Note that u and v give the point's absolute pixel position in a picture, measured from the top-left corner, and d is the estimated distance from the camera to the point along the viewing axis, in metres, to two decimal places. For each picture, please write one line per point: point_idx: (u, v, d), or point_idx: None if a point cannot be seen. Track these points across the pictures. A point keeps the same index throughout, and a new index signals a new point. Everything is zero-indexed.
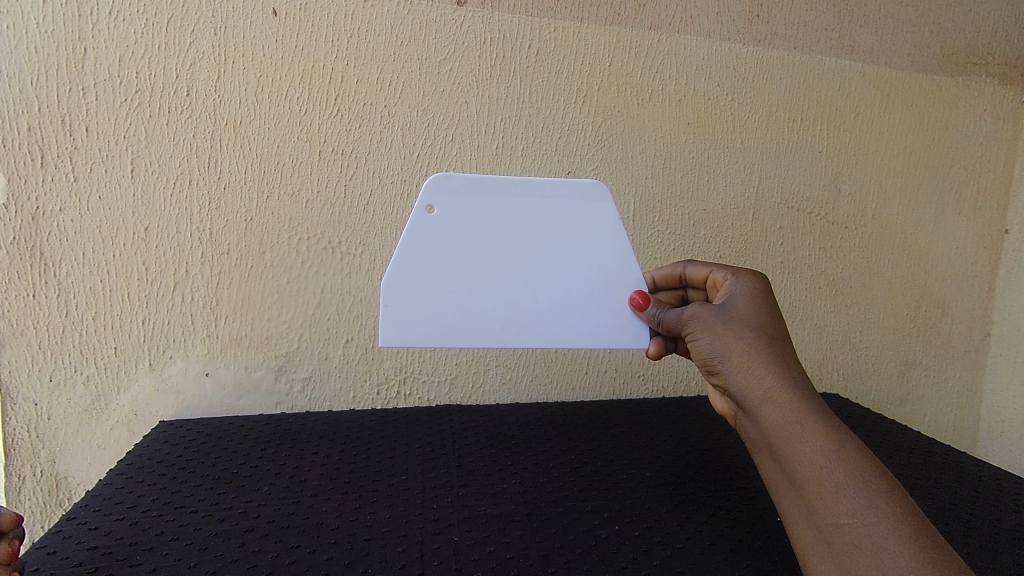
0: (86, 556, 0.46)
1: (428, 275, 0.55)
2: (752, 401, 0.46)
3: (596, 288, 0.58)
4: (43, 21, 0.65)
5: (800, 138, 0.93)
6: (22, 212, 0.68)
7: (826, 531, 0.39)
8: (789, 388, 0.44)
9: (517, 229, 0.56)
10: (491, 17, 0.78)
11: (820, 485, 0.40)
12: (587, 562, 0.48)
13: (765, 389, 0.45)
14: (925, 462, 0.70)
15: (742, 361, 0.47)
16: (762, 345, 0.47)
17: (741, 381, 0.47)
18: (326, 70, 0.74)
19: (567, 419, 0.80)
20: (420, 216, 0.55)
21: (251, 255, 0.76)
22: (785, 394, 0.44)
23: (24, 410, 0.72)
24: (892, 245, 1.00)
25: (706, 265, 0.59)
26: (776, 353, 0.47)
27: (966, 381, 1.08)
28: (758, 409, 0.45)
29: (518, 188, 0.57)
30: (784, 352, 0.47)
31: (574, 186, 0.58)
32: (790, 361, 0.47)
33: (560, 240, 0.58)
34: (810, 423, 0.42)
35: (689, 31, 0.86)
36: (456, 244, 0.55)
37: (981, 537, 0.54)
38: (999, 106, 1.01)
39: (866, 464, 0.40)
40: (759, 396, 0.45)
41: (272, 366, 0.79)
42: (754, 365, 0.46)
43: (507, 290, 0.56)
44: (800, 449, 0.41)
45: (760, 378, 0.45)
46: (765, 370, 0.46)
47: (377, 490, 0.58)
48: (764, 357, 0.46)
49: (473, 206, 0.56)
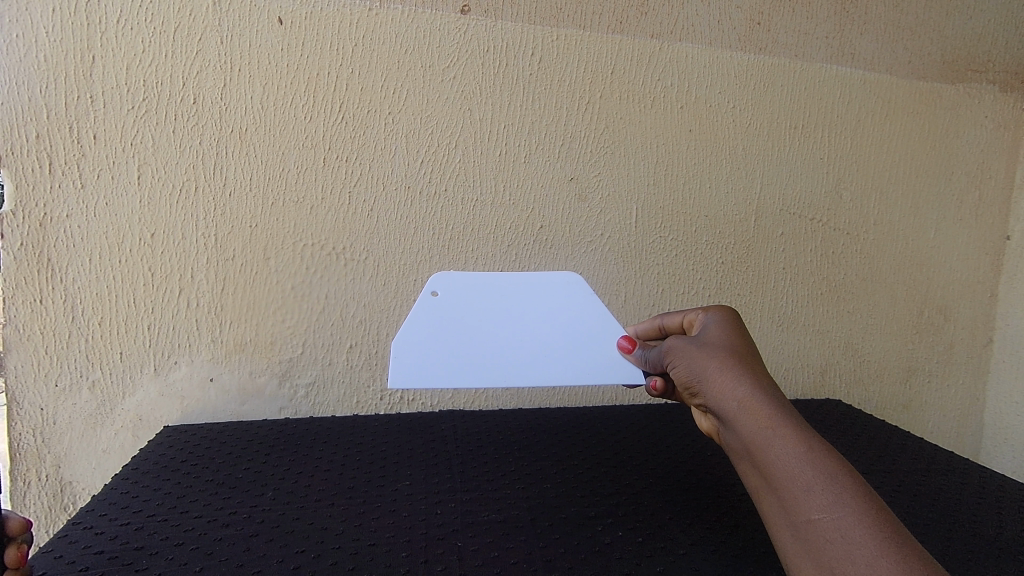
0: (93, 560, 0.46)
1: (433, 345, 0.57)
2: (727, 412, 0.46)
3: (587, 341, 0.60)
4: (52, 29, 0.66)
5: (801, 145, 0.93)
6: (30, 219, 0.69)
7: (800, 529, 0.39)
8: (760, 396, 0.45)
9: (511, 307, 0.60)
10: (494, 25, 0.79)
11: (792, 484, 0.40)
12: (590, 567, 0.48)
13: (738, 400, 0.45)
14: (929, 469, 0.70)
15: (715, 376, 0.48)
16: (733, 360, 0.48)
17: (716, 395, 0.47)
18: (331, 79, 0.75)
19: (570, 425, 0.80)
20: (425, 300, 0.58)
21: (256, 260, 0.76)
22: (756, 402, 0.44)
23: (30, 415, 0.73)
24: (893, 253, 1.00)
25: (680, 311, 0.60)
26: (747, 366, 0.48)
27: (969, 387, 1.08)
28: (733, 421, 0.45)
29: (508, 278, 0.61)
30: (755, 366, 0.48)
31: (559, 273, 0.62)
32: (761, 374, 0.47)
33: (551, 311, 0.61)
34: (780, 427, 0.42)
35: (691, 40, 0.87)
36: (458, 320, 0.58)
37: (985, 543, 0.54)
38: (999, 113, 1.02)
39: (833, 462, 0.40)
40: (732, 408, 0.46)
41: (276, 371, 0.79)
42: (726, 378, 0.47)
43: (507, 351, 0.58)
44: (772, 453, 0.42)
45: (732, 389, 0.46)
46: (737, 382, 0.46)
47: (381, 495, 0.58)
48: (736, 370, 0.47)
49: (473, 294, 0.60)
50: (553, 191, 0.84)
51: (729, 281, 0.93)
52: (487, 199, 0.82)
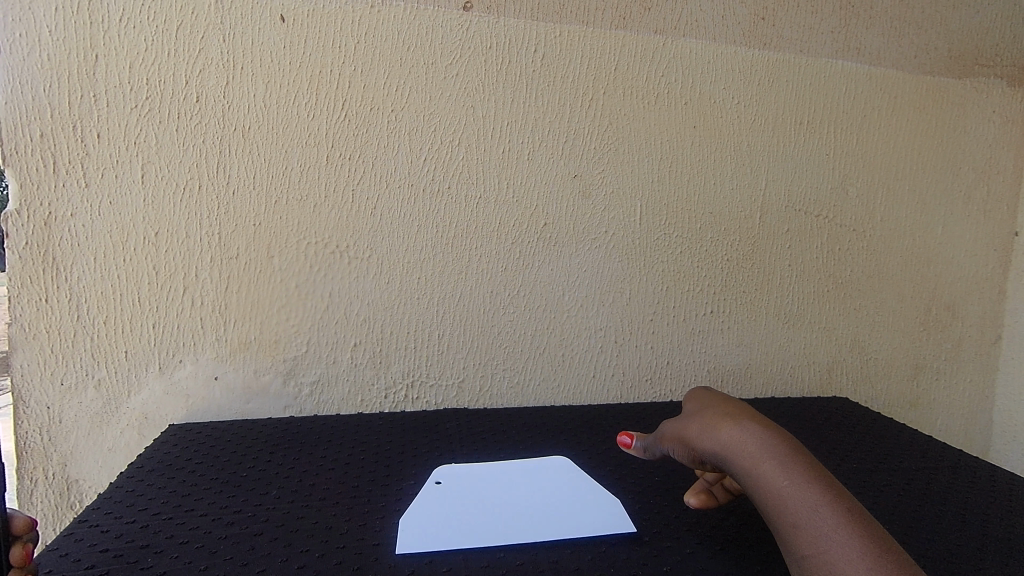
0: (99, 558, 0.46)
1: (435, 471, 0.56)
2: (716, 460, 0.46)
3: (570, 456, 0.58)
4: (55, 28, 0.67)
5: (806, 140, 0.93)
6: (35, 218, 0.69)
7: (800, 565, 0.38)
8: (740, 435, 0.45)
9: None
10: (498, 21, 0.79)
11: (783, 520, 0.40)
12: (596, 567, 0.48)
13: (721, 446, 0.45)
14: (937, 467, 0.70)
15: (699, 428, 0.48)
16: (713, 412, 0.49)
17: (703, 446, 0.47)
18: (333, 76, 0.75)
19: (574, 424, 0.79)
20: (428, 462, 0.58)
21: (260, 259, 0.76)
22: (736, 442, 0.44)
23: (36, 414, 0.73)
24: (899, 248, 0.99)
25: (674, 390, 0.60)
26: (726, 411, 0.48)
27: (978, 383, 1.07)
28: (726, 467, 0.45)
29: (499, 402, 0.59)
30: (737, 408, 0.48)
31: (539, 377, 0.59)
32: (746, 413, 0.47)
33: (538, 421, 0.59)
34: (761, 463, 0.42)
35: (695, 35, 0.86)
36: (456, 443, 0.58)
37: (995, 542, 0.54)
38: (1007, 108, 1.01)
39: (817, 488, 0.40)
40: (720, 455, 0.45)
41: (280, 369, 0.79)
42: (707, 428, 0.47)
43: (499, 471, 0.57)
44: (759, 492, 0.42)
45: (714, 436, 0.46)
46: (716, 429, 0.46)
47: (385, 495, 0.58)
48: (716, 417, 0.48)
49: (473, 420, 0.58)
50: (557, 188, 0.84)
51: (734, 278, 0.92)
52: (490, 196, 0.82)
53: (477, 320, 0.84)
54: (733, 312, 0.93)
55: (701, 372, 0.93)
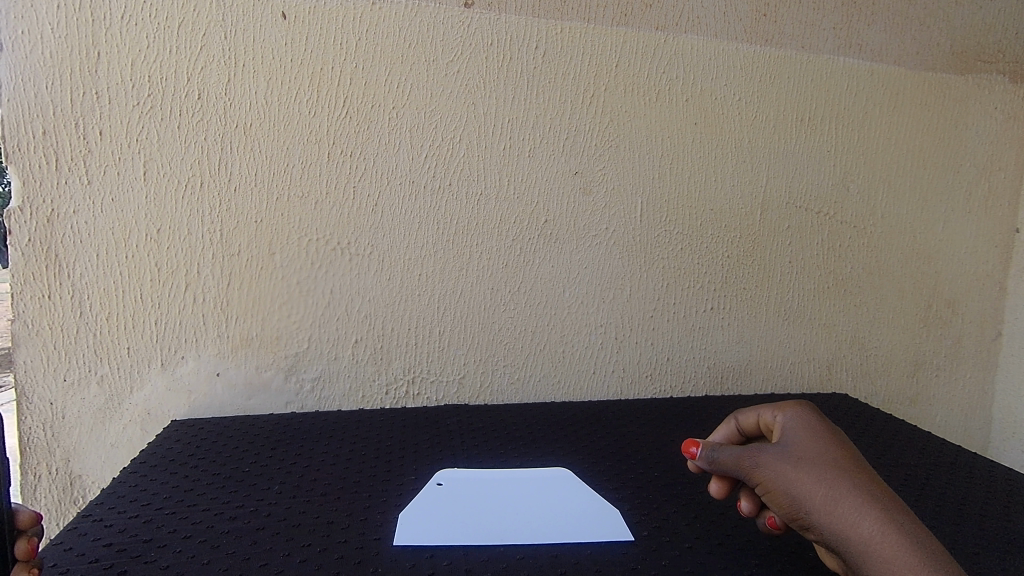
0: (102, 552, 0.47)
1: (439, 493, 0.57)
2: (846, 550, 0.39)
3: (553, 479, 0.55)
4: (58, 26, 0.67)
5: (808, 137, 0.93)
6: (38, 215, 0.69)
7: None
8: (894, 536, 0.38)
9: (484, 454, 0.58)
10: (498, 18, 0.79)
11: None
12: (596, 562, 0.48)
13: (863, 539, 0.39)
14: (937, 463, 0.70)
15: (833, 508, 0.40)
16: (848, 483, 0.40)
17: (834, 528, 0.40)
18: (335, 73, 0.75)
19: (575, 420, 0.80)
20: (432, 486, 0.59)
21: (261, 256, 0.77)
22: (892, 547, 0.38)
23: (40, 409, 0.73)
24: (900, 245, 0.99)
25: (753, 410, 0.48)
26: (865, 488, 0.40)
27: (978, 380, 1.07)
28: (859, 561, 0.39)
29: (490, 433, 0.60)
30: (874, 486, 0.41)
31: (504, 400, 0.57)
32: (887, 496, 0.40)
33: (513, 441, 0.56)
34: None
35: (696, 31, 0.86)
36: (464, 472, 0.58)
37: (993, 537, 0.54)
38: (1010, 104, 1.00)
39: None
40: (858, 549, 0.39)
41: (282, 366, 0.80)
42: (844, 512, 0.40)
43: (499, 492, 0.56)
44: None
45: (858, 528, 0.39)
46: (862, 518, 0.39)
47: (386, 490, 0.59)
48: (854, 498, 0.40)
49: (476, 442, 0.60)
50: (557, 185, 0.84)
51: (735, 275, 0.92)
52: (491, 193, 0.82)
53: (478, 317, 0.84)
54: (732, 309, 0.93)
55: (701, 368, 0.93)
